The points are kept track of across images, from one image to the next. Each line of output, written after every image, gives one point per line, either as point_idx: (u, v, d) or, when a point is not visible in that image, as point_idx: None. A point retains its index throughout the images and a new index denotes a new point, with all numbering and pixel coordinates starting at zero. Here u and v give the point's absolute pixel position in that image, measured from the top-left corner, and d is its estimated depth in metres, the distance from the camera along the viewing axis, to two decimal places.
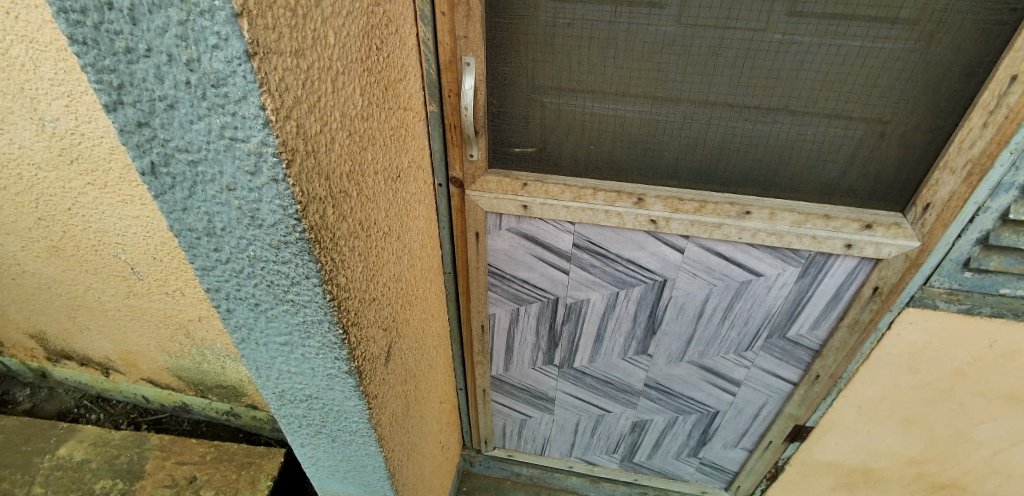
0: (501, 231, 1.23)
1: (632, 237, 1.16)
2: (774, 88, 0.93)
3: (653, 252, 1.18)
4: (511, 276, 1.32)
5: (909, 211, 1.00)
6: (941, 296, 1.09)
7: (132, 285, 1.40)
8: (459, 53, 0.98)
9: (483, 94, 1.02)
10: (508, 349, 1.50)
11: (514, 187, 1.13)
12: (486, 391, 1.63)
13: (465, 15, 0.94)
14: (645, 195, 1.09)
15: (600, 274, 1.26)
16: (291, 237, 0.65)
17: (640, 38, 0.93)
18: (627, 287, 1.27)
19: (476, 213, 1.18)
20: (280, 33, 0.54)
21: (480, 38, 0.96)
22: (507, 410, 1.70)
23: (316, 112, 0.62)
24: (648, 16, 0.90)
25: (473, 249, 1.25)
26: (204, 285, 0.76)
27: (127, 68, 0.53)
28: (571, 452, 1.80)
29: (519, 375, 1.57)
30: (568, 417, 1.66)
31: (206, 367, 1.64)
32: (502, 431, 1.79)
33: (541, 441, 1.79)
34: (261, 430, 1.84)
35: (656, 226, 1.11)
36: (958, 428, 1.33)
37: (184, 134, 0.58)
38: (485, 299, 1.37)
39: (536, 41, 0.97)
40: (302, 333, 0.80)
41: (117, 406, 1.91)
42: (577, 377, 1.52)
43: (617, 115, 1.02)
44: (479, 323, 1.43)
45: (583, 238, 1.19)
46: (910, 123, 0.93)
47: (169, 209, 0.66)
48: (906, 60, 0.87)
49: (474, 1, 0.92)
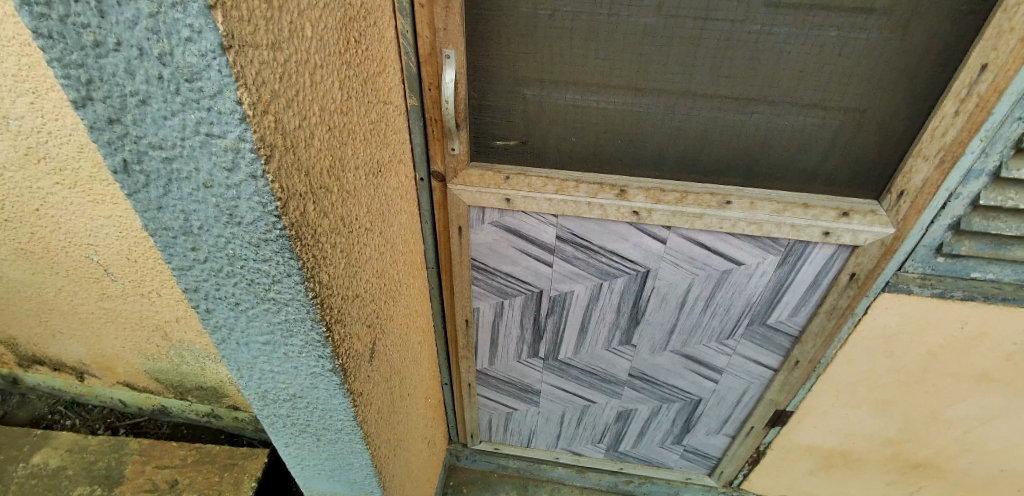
0: (483, 226, 1.22)
1: (614, 228, 1.17)
2: (753, 80, 0.94)
3: (635, 243, 1.19)
4: (494, 270, 1.31)
5: (885, 198, 1.03)
6: (915, 281, 1.12)
7: (106, 286, 1.37)
8: (438, 46, 0.96)
9: (464, 86, 1.01)
10: (493, 342, 1.50)
11: (497, 181, 1.13)
12: (471, 385, 1.63)
13: (445, 7, 0.92)
14: (627, 186, 1.10)
15: (584, 267, 1.26)
16: (271, 235, 0.64)
17: (620, 29, 0.92)
18: (610, 279, 1.28)
19: (459, 208, 1.17)
20: (255, 26, 0.52)
21: (460, 30, 0.95)
22: (493, 404, 1.70)
23: (295, 107, 0.61)
24: (627, 8, 0.90)
25: (456, 243, 1.24)
26: (181, 285, 0.74)
27: (96, 63, 0.52)
28: (557, 444, 1.81)
29: (505, 369, 1.57)
30: (554, 409, 1.67)
31: (184, 369, 1.61)
32: (488, 425, 1.80)
33: (527, 434, 1.80)
34: (243, 431, 1.81)
35: (638, 217, 1.12)
36: (932, 409, 1.37)
37: (157, 130, 0.57)
38: (468, 293, 1.36)
39: (516, 34, 0.97)
40: (285, 332, 0.79)
41: (93, 411, 1.86)
42: (562, 369, 1.53)
43: (598, 107, 1.02)
44: (463, 318, 1.42)
45: (566, 231, 1.19)
46: (885, 113, 0.95)
47: (143, 208, 0.65)
48: (881, 49, 0.88)
49: None
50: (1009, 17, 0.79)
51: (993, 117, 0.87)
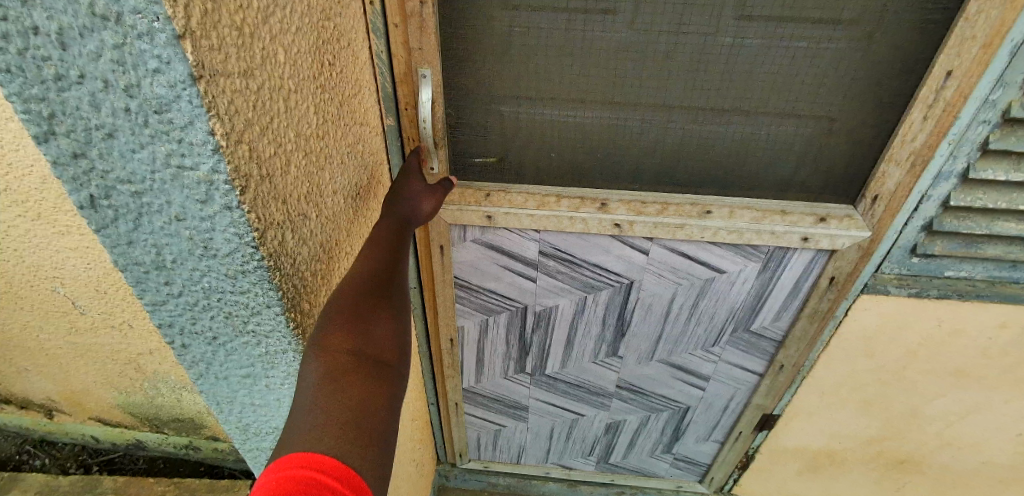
0: (465, 243, 1.21)
1: (596, 241, 1.17)
2: (729, 90, 0.95)
3: (618, 255, 1.19)
4: (478, 288, 1.30)
5: (859, 203, 1.06)
6: (892, 281, 1.14)
7: (74, 320, 1.31)
8: (414, 65, 0.95)
9: (441, 105, 1.00)
10: (478, 360, 1.48)
11: (478, 198, 1.12)
12: (458, 404, 1.61)
13: (419, 26, 0.90)
14: (609, 200, 1.10)
15: (568, 281, 1.26)
16: (249, 266, 0.63)
17: (597, 44, 0.92)
18: (595, 291, 1.27)
19: (439, 226, 1.16)
20: (225, 54, 0.51)
21: (435, 49, 0.93)
22: (481, 422, 1.68)
23: (269, 135, 0.60)
24: (603, 22, 0.90)
25: (438, 261, 1.24)
26: (155, 320, 0.72)
27: (58, 97, 0.50)
28: (547, 459, 1.79)
29: (491, 386, 1.55)
30: (542, 424, 1.66)
31: (160, 401, 1.55)
32: (477, 444, 1.77)
33: (516, 450, 1.78)
34: (224, 462, 1.75)
35: (620, 229, 1.12)
36: (914, 406, 1.39)
37: (125, 164, 0.55)
38: (452, 312, 1.35)
39: (493, 51, 0.96)
40: (266, 363, 0.77)
41: (64, 449, 1.77)
42: (550, 383, 1.52)
43: (576, 122, 1.03)
44: (448, 337, 1.41)
45: (549, 245, 1.19)
46: (856, 120, 0.97)
47: (113, 244, 0.62)
48: (850, 59, 0.90)
49: (426, 11, 0.89)
50: (971, 26, 0.82)
51: (959, 121, 0.90)
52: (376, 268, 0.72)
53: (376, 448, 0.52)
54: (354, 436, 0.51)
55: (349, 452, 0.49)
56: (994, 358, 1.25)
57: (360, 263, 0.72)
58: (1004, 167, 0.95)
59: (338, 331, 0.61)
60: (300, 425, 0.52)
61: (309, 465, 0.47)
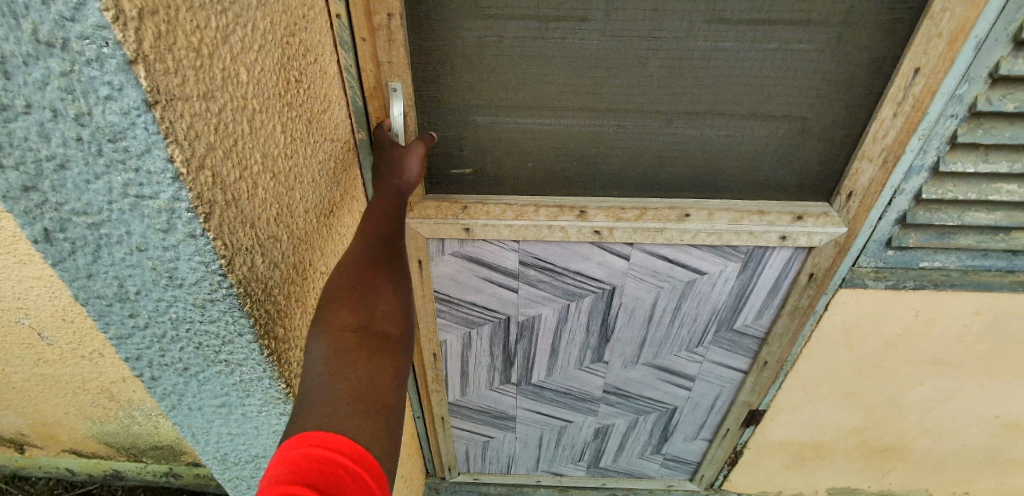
0: (444, 256, 1.19)
1: (577, 249, 1.17)
2: (705, 91, 0.95)
3: (599, 261, 1.19)
4: (459, 301, 1.29)
5: (835, 200, 1.07)
6: (869, 275, 1.16)
7: (41, 351, 1.26)
8: (384, 79, 0.94)
9: (413, 119, 0.99)
10: (463, 374, 1.47)
11: (455, 211, 1.10)
12: (444, 417, 1.59)
13: (388, 39, 0.89)
14: (587, 207, 1.09)
15: (549, 289, 1.25)
16: (217, 294, 0.61)
17: (571, 51, 0.92)
18: (578, 298, 1.27)
19: (417, 241, 1.15)
20: (183, 77, 0.49)
21: (405, 62, 0.92)
22: (468, 435, 1.66)
23: (233, 158, 0.58)
24: (575, 30, 0.89)
25: (417, 275, 1.21)
26: (121, 354, 0.69)
27: (4, 128, 0.47)
28: (537, 467, 1.78)
29: (477, 399, 1.54)
30: (531, 434, 1.64)
31: (136, 430, 1.50)
32: (465, 456, 1.76)
33: (505, 461, 1.77)
34: (206, 487, 1.70)
35: (600, 236, 1.13)
36: (895, 395, 1.42)
37: (80, 196, 0.52)
38: (434, 325, 1.33)
39: (464, 61, 0.94)
40: (241, 392, 0.75)
41: (38, 483, 1.71)
42: (537, 393, 1.51)
43: (550, 130, 1.02)
44: (431, 352, 1.39)
45: (529, 255, 1.18)
46: (828, 119, 0.98)
47: (72, 277, 0.60)
48: (820, 59, 0.91)
49: (394, 24, 0.88)
50: (936, 23, 0.83)
51: (927, 116, 0.92)
52: (373, 242, 0.71)
53: (387, 420, 0.52)
54: (364, 410, 0.51)
55: (360, 427, 0.50)
56: (970, 345, 1.28)
57: (357, 239, 0.71)
58: (972, 159, 0.96)
59: (339, 307, 0.61)
60: (310, 404, 0.52)
61: (321, 443, 0.46)
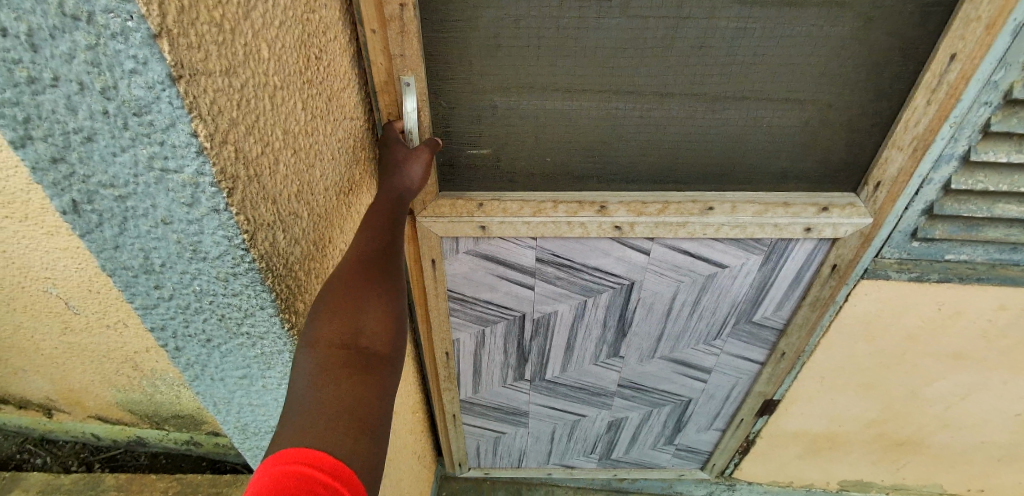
0: (459, 254, 1.19)
1: (596, 244, 1.16)
2: (732, 79, 0.92)
3: (618, 257, 1.18)
4: (473, 299, 1.29)
5: (862, 190, 1.04)
6: (893, 266, 1.14)
7: (68, 320, 1.30)
8: (396, 73, 0.91)
9: (428, 115, 0.96)
10: (476, 371, 1.47)
11: (470, 209, 1.09)
12: (456, 415, 1.61)
13: (400, 32, 0.85)
14: (608, 203, 1.08)
15: (567, 286, 1.25)
16: (240, 268, 0.62)
17: (593, 41, 0.88)
18: (595, 294, 1.26)
19: (430, 240, 1.15)
20: (206, 52, 0.49)
21: (418, 55, 0.88)
22: (479, 430, 1.68)
23: (255, 134, 0.58)
24: (599, 18, 0.86)
25: (430, 273, 1.22)
26: (146, 324, 0.70)
27: (33, 100, 0.48)
28: (548, 460, 1.80)
29: (490, 395, 1.55)
30: (543, 428, 1.66)
31: (159, 399, 1.55)
32: (476, 451, 1.77)
33: (517, 455, 1.78)
34: (226, 456, 1.75)
35: (621, 232, 1.11)
36: (913, 389, 1.40)
37: (107, 168, 0.53)
38: (447, 324, 1.34)
39: (480, 47, 0.90)
40: (262, 364, 0.76)
41: (64, 447, 1.77)
42: (550, 388, 1.52)
43: (569, 116, 0.98)
44: (444, 350, 1.41)
45: (546, 252, 1.18)
46: (858, 107, 0.95)
47: (99, 248, 0.61)
48: (852, 44, 0.88)
49: (406, 15, 0.83)
50: (976, 7, 0.80)
51: (961, 104, 0.89)
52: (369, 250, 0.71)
53: (368, 436, 0.53)
54: (347, 426, 0.52)
55: (341, 444, 0.50)
56: (993, 340, 1.25)
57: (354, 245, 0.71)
58: (1005, 149, 0.94)
59: (327, 322, 0.60)
60: (296, 420, 0.53)
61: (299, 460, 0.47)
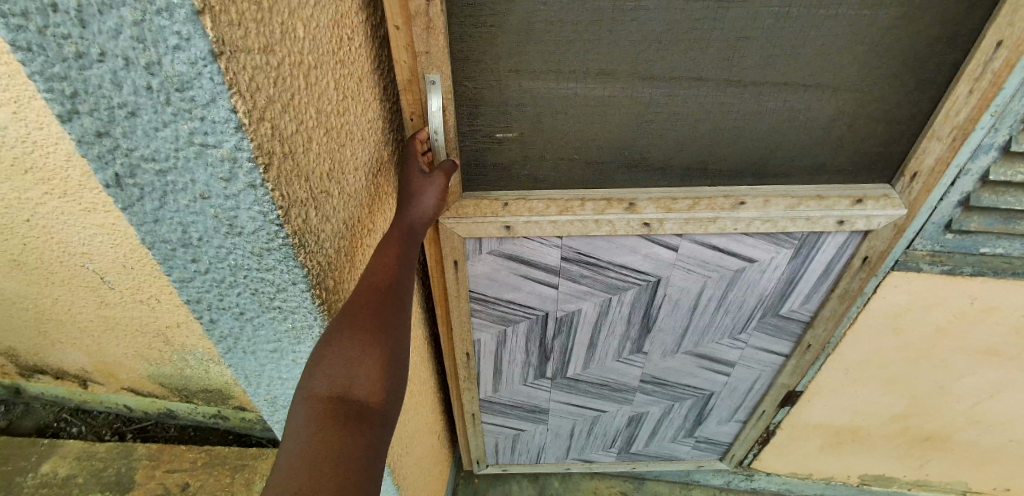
0: (481, 255, 1.18)
1: (624, 242, 1.15)
2: (767, 72, 0.89)
3: (646, 254, 1.18)
4: (494, 299, 1.29)
5: (898, 181, 1.02)
6: (924, 259, 1.11)
7: (104, 295, 1.34)
8: (421, 71, 0.88)
9: (453, 114, 0.94)
10: (496, 370, 1.48)
11: (494, 209, 1.07)
12: (474, 415, 1.63)
13: (426, 27, 0.81)
14: (636, 199, 1.06)
15: (591, 284, 1.25)
16: (274, 243, 0.63)
17: (624, 36, 0.85)
18: (620, 292, 1.26)
19: (453, 241, 1.13)
20: (246, 29, 0.50)
21: (444, 52, 0.85)
22: (498, 429, 1.70)
23: (291, 111, 0.59)
24: (634, 10, 0.82)
25: (452, 277, 1.22)
26: (183, 297, 0.73)
27: (80, 75, 0.49)
28: (566, 456, 1.81)
29: (510, 394, 1.56)
30: (563, 424, 1.67)
31: (188, 373, 1.60)
32: (495, 448, 1.79)
33: (535, 452, 1.80)
34: (251, 430, 1.80)
35: (650, 228, 1.10)
36: (940, 383, 1.38)
37: (149, 143, 0.55)
38: (469, 325, 1.34)
39: (507, 40, 0.87)
40: (293, 338, 0.78)
41: (98, 417, 1.84)
42: (571, 385, 1.53)
43: (600, 99, 0.94)
44: (464, 351, 1.41)
45: (571, 251, 1.17)
46: (896, 97, 0.92)
47: (140, 222, 0.63)
48: (893, 31, 0.84)
49: (433, 11, 0.80)
50: None
51: (1003, 92, 0.86)
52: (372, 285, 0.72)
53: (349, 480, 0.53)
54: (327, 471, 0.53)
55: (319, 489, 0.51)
56: None
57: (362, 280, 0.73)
58: None
59: (323, 373, 0.61)
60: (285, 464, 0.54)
61: None
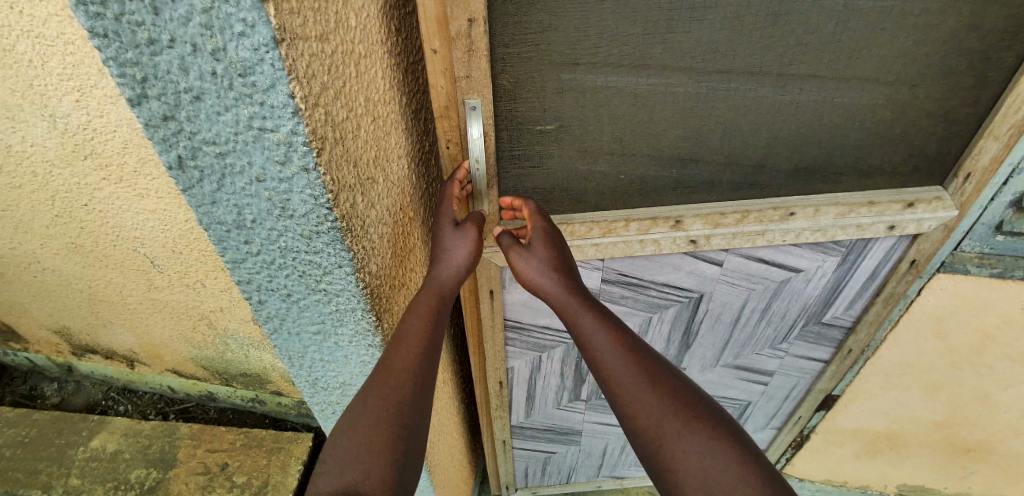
0: (518, 283, 1.18)
1: (668, 261, 1.14)
2: (826, 77, 0.84)
3: (689, 271, 1.17)
4: (530, 325, 1.30)
5: (950, 184, 0.98)
6: (972, 260, 1.09)
7: (152, 278, 1.41)
8: (460, 95, 0.84)
9: (493, 138, 0.89)
10: (529, 396, 1.49)
11: None
12: (505, 441, 1.63)
13: (467, 50, 0.77)
14: (683, 217, 1.03)
15: (632, 304, 1.25)
16: (323, 226, 0.66)
17: (678, 49, 0.80)
18: (661, 310, 1.26)
19: (490, 270, 1.12)
20: (304, 17, 0.52)
21: (486, 75, 0.80)
22: (528, 453, 1.71)
23: (342, 98, 0.61)
24: (694, 17, 0.77)
25: (486, 306, 1.21)
26: (234, 277, 0.76)
27: (151, 60, 0.52)
28: (598, 473, 1.83)
29: (543, 418, 1.58)
30: (595, 444, 1.69)
31: (229, 356, 1.65)
32: (525, 472, 1.80)
33: (566, 472, 1.81)
34: (287, 415, 1.86)
35: (697, 245, 1.08)
36: (985, 391, 1.33)
37: (211, 127, 0.57)
38: (503, 355, 1.35)
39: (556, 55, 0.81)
40: (336, 321, 0.81)
41: (143, 397, 1.94)
42: (605, 406, 1.54)
43: (645, 117, 0.89)
44: (497, 380, 1.42)
45: (613, 272, 1.17)
46: (958, 96, 0.88)
47: (198, 203, 0.66)
48: (958, 29, 0.80)
49: (476, 32, 0.75)
50: None
51: None
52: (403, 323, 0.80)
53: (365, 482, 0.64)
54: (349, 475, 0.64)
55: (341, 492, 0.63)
56: None
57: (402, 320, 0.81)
58: None
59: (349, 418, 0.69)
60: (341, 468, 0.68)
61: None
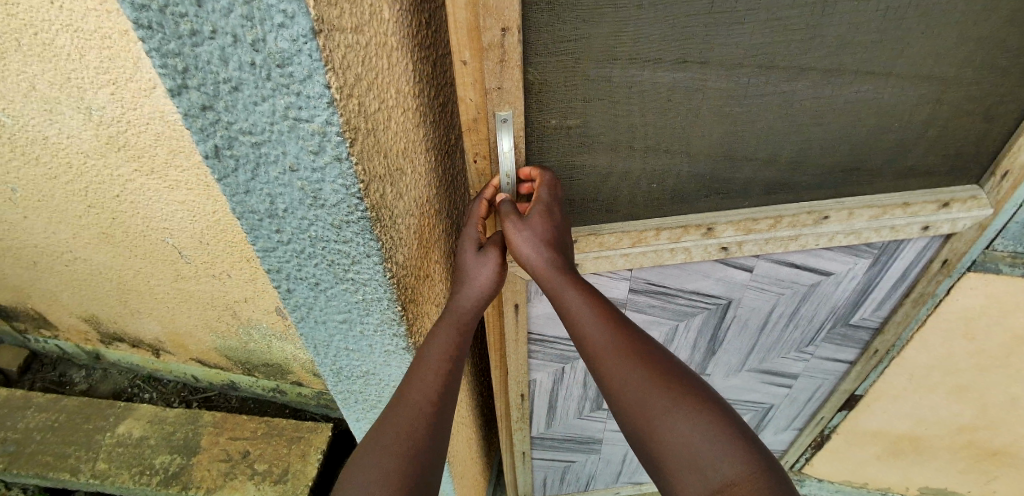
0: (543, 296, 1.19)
1: (698, 268, 1.14)
2: (860, 74, 0.83)
3: (719, 278, 1.16)
4: (555, 338, 1.30)
5: (986, 181, 0.97)
6: (1004, 260, 1.06)
7: (180, 268, 1.44)
8: (491, 107, 0.83)
9: (523, 150, 0.89)
10: (550, 407, 1.50)
11: None
12: (525, 452, 1.64)
13: (500, 60, 0.77)
14: (715, 224, 1.02)
15: (659, 312, 1.24)
16: (353, 216, 0.67)
17: (712, 49, 0.79)
18: (687, 318, 1.26)
19: (516, 284, 1.13)
20: (341, 9, 0.53)
21: (518, 87, 0.80)
22: (547, 463, 1.71)
23: (375, 89, 0.62)
24: (731, 20, 0.76)
25: (510, 318, 1.22)
26: (265, 266, 0.77)
27: (192, 51, 0.53)
28: (617, 479, 1.83)
29: (564, 428, 1.58)
30: (614, 452, 1.69)
31: (252, 347, 1.69)
32: (545, 482, 1.79)
33: (585, 479, 1.81)
34: (307, 405, 1.90)
35: (728, 252, 1.08)
36: (1013, 395, 1.31)
37: (247, 116, 0.59)
38: (526, 367, 1.36)
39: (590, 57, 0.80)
40: (362, 310, 0.83)
41: (168, 385, 1.99)
42: None
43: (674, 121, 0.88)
44: (519, 393, 1.43)
45: (641, 281, 1.17)
46: (994, 93, 0.86)
47: (232, 192, 0.67)
48: (997, 25, 0.78)
49: (510, 42, 0.75)
50: None
51: None
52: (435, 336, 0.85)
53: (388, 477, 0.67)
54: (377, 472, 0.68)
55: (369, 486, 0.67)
56: None
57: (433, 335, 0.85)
58: None
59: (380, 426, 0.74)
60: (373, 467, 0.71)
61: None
